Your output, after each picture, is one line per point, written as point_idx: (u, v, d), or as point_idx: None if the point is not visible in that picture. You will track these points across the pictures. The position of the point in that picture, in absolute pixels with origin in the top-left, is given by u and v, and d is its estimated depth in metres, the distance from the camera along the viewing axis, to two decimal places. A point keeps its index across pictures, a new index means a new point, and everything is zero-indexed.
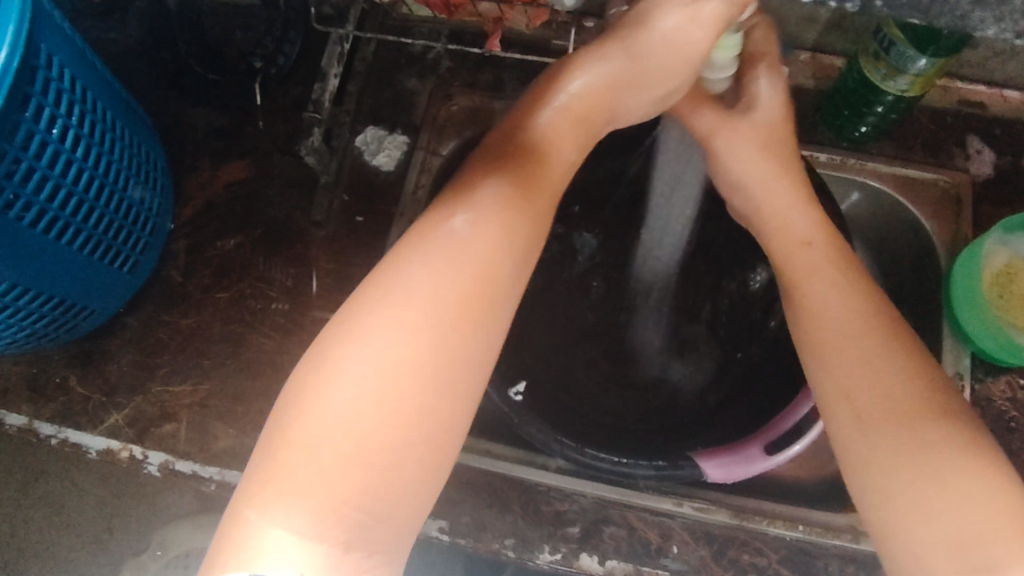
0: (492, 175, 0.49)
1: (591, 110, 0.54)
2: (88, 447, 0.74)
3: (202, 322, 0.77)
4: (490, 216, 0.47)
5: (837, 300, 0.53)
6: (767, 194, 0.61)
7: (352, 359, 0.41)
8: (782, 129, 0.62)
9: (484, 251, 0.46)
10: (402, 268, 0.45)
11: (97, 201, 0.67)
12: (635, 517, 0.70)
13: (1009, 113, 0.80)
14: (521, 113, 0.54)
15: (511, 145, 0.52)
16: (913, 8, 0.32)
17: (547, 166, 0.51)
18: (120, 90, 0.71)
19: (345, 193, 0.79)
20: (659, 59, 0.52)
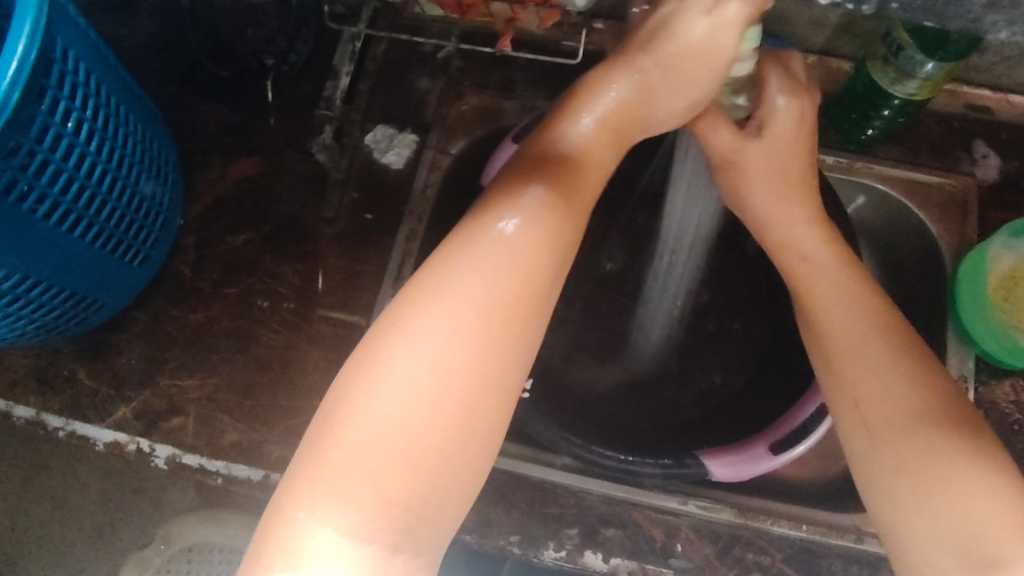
0: (537, 178, 0.48)
1: (626, 123, 0.54)
2: (96, 440, 0.74)
3: (211, 316, 0.78)
4: (538, 219, 0.46)
5: (850, 310, 0.55)
6: (779, 215, 0.61)
7: (404, 360, 0.41)
8: (795, 152, 0.60)
9: (533, 252, 0.45)
10: (450, 269, 0.44)
11: (109, 195, 0.67)
12: (641, 515, 0.70)
13: (1015, 118, 0.81)
14: (556, 121, 0.53)
15: (545, 156, 0.50)
16: (925, 11, 0.35)
17: (585, 175, 0.51)
18: (133, 85, 0.71)
19: (355, 190, 0.80)
20: (685, 69, 0.51)
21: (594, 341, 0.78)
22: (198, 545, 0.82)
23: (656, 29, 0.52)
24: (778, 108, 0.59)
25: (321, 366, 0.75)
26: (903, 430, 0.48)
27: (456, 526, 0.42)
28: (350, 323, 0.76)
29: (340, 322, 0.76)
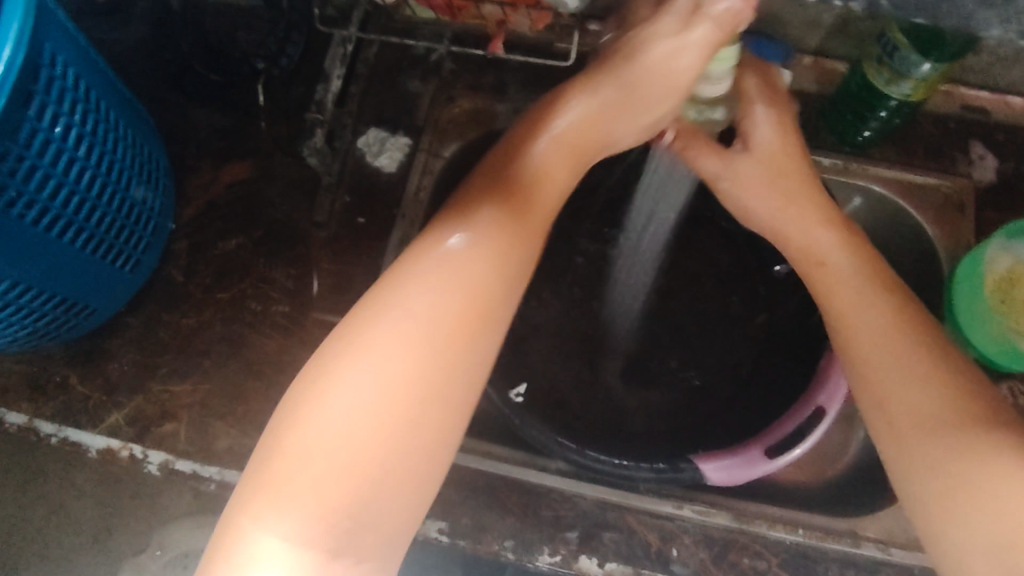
0: (490, 199, 0.50)
1: (584, 142, 0.55)
2: (88, 446, 0.75)
3: (203, 321, 0.77)
4: (487, 238, 0.48)
5: (867, 311, 0.55)
6: (789, 220, 0.61)
7: (352, 373, 0.42)
8: (788, 159, 0.61)
9: (482, 269, 0.47)
10: (400, 285, 0.45)
11: (99, 200, 0.67)
12: (635, 520, 0.70)
13: (1012, 120, 0.80)
14: (516, 141, 0.54)
15: (502, 176, 0.52)
16: (915, 7, 0.34)
17: (539, 193, 0.52)
18: (123, 90, 0.71)
19: (347, 194, 0.79)
20: (646, 88, 0.54)
21: (588, 345, 0.77)
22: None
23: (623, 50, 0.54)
24: (752, 122, 0.62)
25: None
26: (927, 431, 0.49)
27: (405, 536, 0.43)
28: (344, 327, 0.76)
29: (333, 326, 0.76)
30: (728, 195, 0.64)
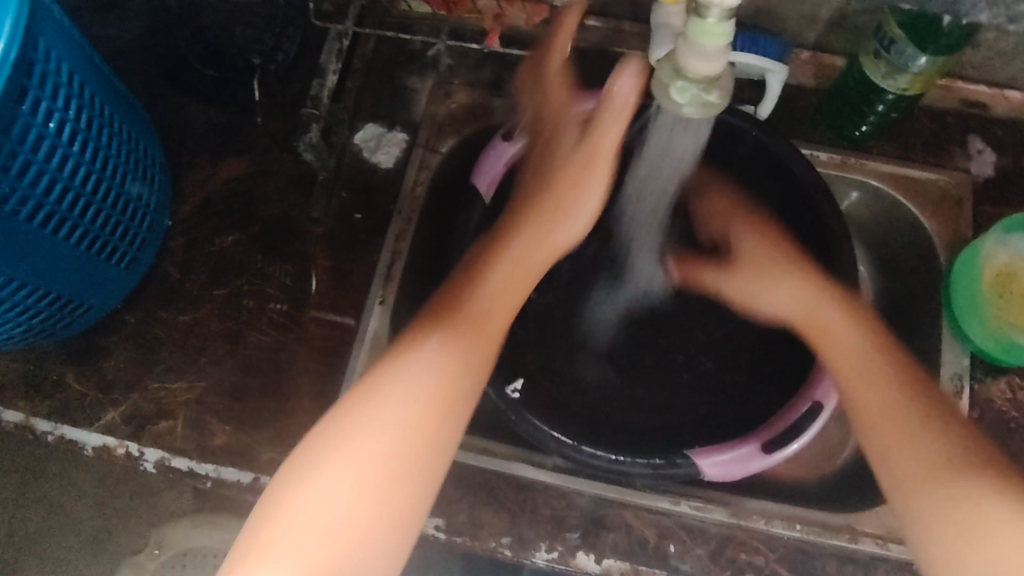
0: (456, 308, 0.56)
1: (529, 259, 0.62)
2: (84, 444, 0.74)
3: (200, 318, 0.77)
4: (456, 342, 0.53)
5: (876, 373, 0.57)
6: (793, 297, 0.66)
7: (339, 464, 0.46)
8: (790, 249, 0.69)
9: (447, 362, 0.52)
10: (380, 379, 0.50)
11: (94, 197, 0.66)
12: (633, 516, 0.70)
13: (1011, 114, 0.80)
14: (478, 262, 0.60)
15: (462, 288, 0.58)
16: None
17: (497, 302, 0.58)
18: (118, 86, 0.70)
19: (344, 190, 0.79)
20: (567, 182, 0.64)
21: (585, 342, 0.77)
22: (195, 548, 0.82)
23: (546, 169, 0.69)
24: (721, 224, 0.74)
25: (310, 368, 0.75)
26: (926, 481, 0.50)
27: None
28: (341, 324, 0.76)
29: (331, 322, 0.76)
30: (764, 299, 0.70)
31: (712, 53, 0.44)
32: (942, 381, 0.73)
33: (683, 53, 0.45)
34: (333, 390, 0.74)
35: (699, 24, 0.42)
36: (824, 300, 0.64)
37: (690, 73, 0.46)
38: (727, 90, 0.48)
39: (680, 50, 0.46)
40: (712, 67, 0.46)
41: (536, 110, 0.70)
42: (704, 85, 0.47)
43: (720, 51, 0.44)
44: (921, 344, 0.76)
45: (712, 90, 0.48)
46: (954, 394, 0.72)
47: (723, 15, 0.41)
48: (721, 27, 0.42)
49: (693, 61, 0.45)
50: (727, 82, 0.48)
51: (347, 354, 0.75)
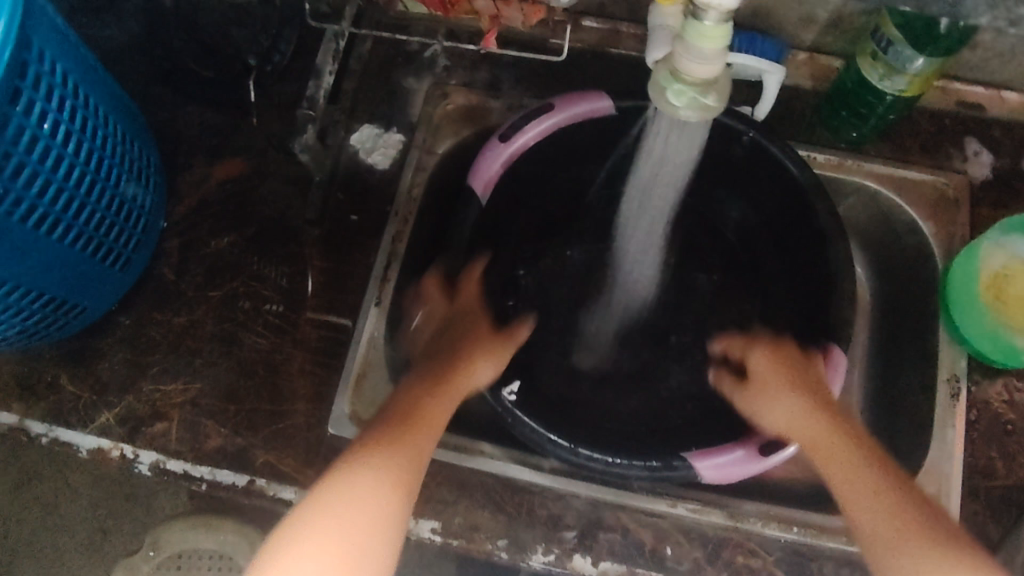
0: (400, 416, 0.57)
1: (446, 391, 0.62)
2: (79, 446, 0.74)
3: (195, 320, 0.77)
4: (402, 445, 0.54)
5: (866, 471, 0.55)
6: (806, 422, 0.61)
7: (309, 538, 0.46)
8: (815, 379, 0.65)
9: (396, 470, 0.52)
10: (336, 478, 0.50)
11: (88, 198, 0.66)
12: (629, 518, 0.70)
13: (1008, 116, 0.80)
14: (410, 390, 0.61)
15: (401, 408, 0.59)
16: None
17: (427, 417, 0.58)
18: (114, 86, 0.70)
19: (340, 192, 0.79)
20: (464, 334, 0.69)
21: (582, 344, 0.77)
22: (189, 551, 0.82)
23: (457, 317, 0.70)
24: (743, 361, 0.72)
25: (306, 370, 0.74)
26: (924, 553, 0.48)
27: None
28: (338, 325, 0.75)
29: (327, 322, 0.76)
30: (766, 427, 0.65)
31: (710, 54, 0.44)
32: (940, 381, 0.72)
33: (681, 54, 0.45)
34: (329, 392, 0.74)
35: (697, 25, 0.43)
36: (815, 410, 0.62)
37: (688, 74, 0.46)
38: (724, 92, 0.48)
39: (677, 52, 0.46)
40: (707, 67, 0.46)
41: (533, 111, 0.70)
42: (701, 87, 0.47)
43: (718, 53, 0.44)
44: (918, 346, 0.76)
45: (709, 92, 0.48)
46: (952, 396, 0.72)
47: (720, 18, 0.42)
48: (719, 28, 0.42)
49: (691, 62, 0.45)
50: (724, 86, 0.48)
51: (344, 356, 0.75)
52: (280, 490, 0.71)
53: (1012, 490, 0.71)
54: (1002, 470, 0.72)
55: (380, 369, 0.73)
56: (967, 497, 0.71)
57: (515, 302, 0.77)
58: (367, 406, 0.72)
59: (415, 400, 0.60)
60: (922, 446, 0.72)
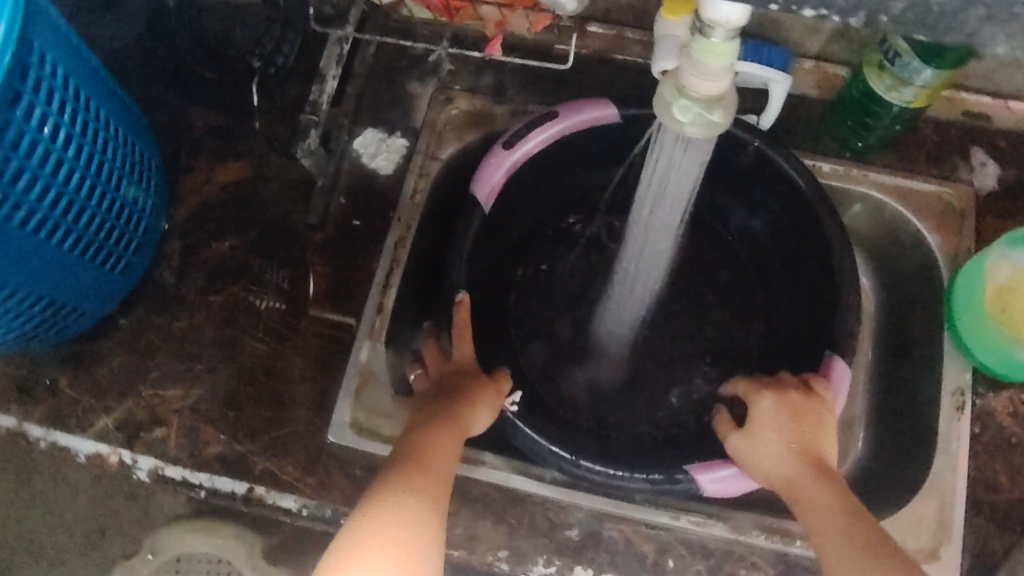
0: (409, 455, 0.53)
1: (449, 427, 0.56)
2: (77, 451, 0.73)
3: (195, 325, 0.76)
4: (427, 485, 0.50)
5: (851, 524, 0.52)
6: (785, 462, 0.58)
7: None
8: (809, 413, 0.61)
9: (426, 511, 0.48)
10: (370, 523, 0.46)
11: (88, 202, 0.66)
12: (631, 530, 0.69)
13: (1015, 125, 0.79)
14: (411, 431, 0.56)
15: (407, 450, 0.54)
16: (920, 24, 0.34)
17: (436, 455, 0.53)
18: (115, 88, 0.70)
19: (342, 196, 0.78)
20: (459, 380, 0.63)
21: (584, 352, 0.77)
22: (189, 555, 0.80)
23: (456, 371, 0.64)
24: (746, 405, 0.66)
25: (307, 377, 0.74)
26: None
27: None
28: (341, 330, 0.75)
29: (328, 329, 0.75)
30: (752, 465, 0.61)
31: (716, 71, 0.44)
32: (944, 395, 0.72)
33: (687, 71, 0.45)
34: (330, 399, 0.73)
35: (705, 41, 0.42)
36: (808, 457, 0.58)
37: (694, 91, 0.46)
38: (731, 109, 0.48)
39: (684, 69, 0.45)
40: (715, 85, 0.45)
41: (537, 119, 0.70)
42: (707, 104, 0.47)
43: (725, 70, 0.44)
44: (922, 357, 0.76)
45: (716, 109, 0.47)
46: (957, 409, 0.71)
47: (727, 35, 0.42)
48: (726, 46, 0.42)
49: (697, 80, 0.45)
50: (730, 103, 0.48)
51: (344, 363, 0.74)
52: (279, 498, 0.71)
53: (1017, 505, 0.70)
54: (1006, 483, 0.71)
55: (379, 381, 0.73)
56: (970, 512, 0.70)
57: (517, 311, 0.77)
58: (368, 414, 0.72)
59: (416, 439, 0.55)
60: (926, 459, 0.71)
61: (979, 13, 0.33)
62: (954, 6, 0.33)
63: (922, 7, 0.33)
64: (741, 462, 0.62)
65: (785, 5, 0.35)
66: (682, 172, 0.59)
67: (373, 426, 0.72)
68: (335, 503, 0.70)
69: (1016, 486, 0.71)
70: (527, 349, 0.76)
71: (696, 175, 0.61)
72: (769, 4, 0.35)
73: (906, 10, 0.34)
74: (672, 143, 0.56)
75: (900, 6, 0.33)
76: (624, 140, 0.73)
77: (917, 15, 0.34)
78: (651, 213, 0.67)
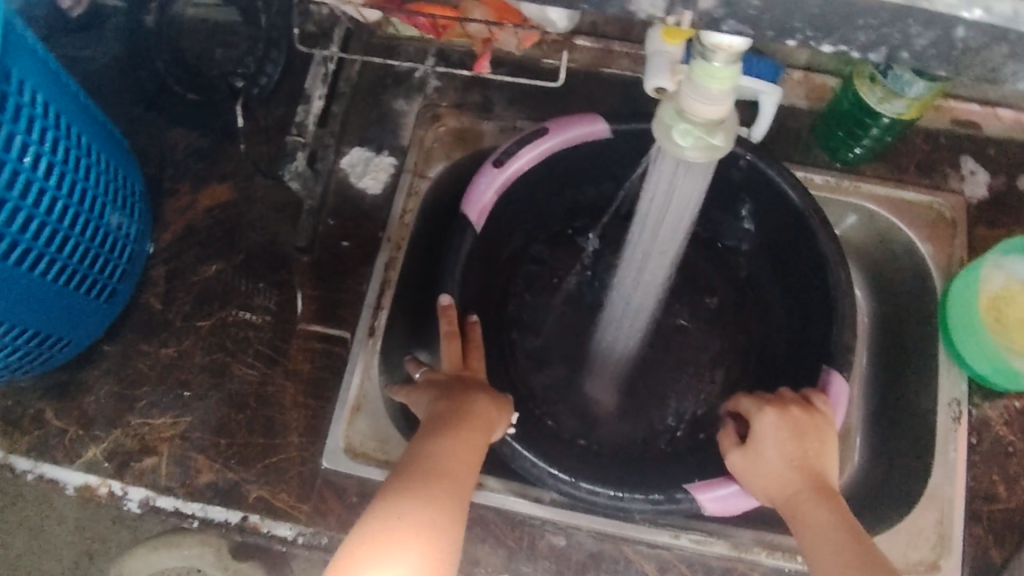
0: (437, 425, 0.55)
1: (469, 412, 0.57)
2: (66, 483, 0.71)
3: (183, 351, 0.75)
4: (454, 422, 0.55)
5: (844, 540, 0.52)
6: (787, 475, 0.58)
7: (412, 466, 0.50)
8: (811, 426, 0.61)
9: (460, 431, 0.54)
10: (420, 441, 0.53)
11: (72, 231, 0.64)
12: (632, 550, 0.69)
13: (1003, 133, 0.80)
14: (436, 412, 0.57)
15: (435, 420, 0.56)
16: (941, 59, 0.34)
17: (465, 416, 0.56)
18: (97, 113, 0.68)
19: (331, 217, 0.77)
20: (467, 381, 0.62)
21: (578, 369, 0.76)
22: None
23: (456, 378, 0.62)
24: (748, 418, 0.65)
25: (300, 403, 0.73)
26: None
27: None
28: (334, 354, 0.74)
29: (321, 354, 0.74)
30: (752, 474, 0.61)
31: (717, 94, 0.44)
32: (940, 406, 0.72)
33: (687, 95, 0.45)
34: (323, 424, 0.72)
35: (705, 65, 0.42)
36: (808, 472, 0.58)
37: (695, 115, 0.45)
38: (731, 132, 0.47)
39: (682, 92, 0.45)
40: (715, 111, 0.45)
41: (527, 135, 0.69)
42: (707, 128, 0.46)
43: (726, 95, 0.44)
44: (917, 367, 0.75)
45: (716, 132, 0.47)
46: (953, 419, 0.71)
47: (729, 59, 0.41)
48: (727, 71, 0.42)
49: (696, 103, 0.44)
50: (731, 126, 0.48)
51: (335, 388, 0.73)
52: (275, 527, 0.70)
53: (1017, 515, 0.70)
54: (1004, 493, 0.71)
55: (376, 404, 0.73)
56: (970, 522, 0.70)
57: (509, 330, 0.77)
58: (362, 438, 0.71)
59: (443, 419, 0.56)
60: (924, 470, 0.71)
61: (1004, 51, 0.33)
62: (978, 43, 0.33)
63: (945, 43, 0.33)
64: (741, 475, 0.62)
65: (805, 39, 0.34)
66: (681, 193, 0.59)
67: (369, 451, 0.71)
68: (331, 530, 0.69)
69: (1014, 495, 0.71)
70: (520, 367, 0.76)
71: (696, 200, 0.61)
72: (787, 39, 0.35)
73: (928, 46, 0.33)
74: (672, 169, 0.56)
75: (922, 41, 0.33)
76: (615, 157, 0.72)
77: (939, 50, 0.34)
78: (648, 238, 0.65)
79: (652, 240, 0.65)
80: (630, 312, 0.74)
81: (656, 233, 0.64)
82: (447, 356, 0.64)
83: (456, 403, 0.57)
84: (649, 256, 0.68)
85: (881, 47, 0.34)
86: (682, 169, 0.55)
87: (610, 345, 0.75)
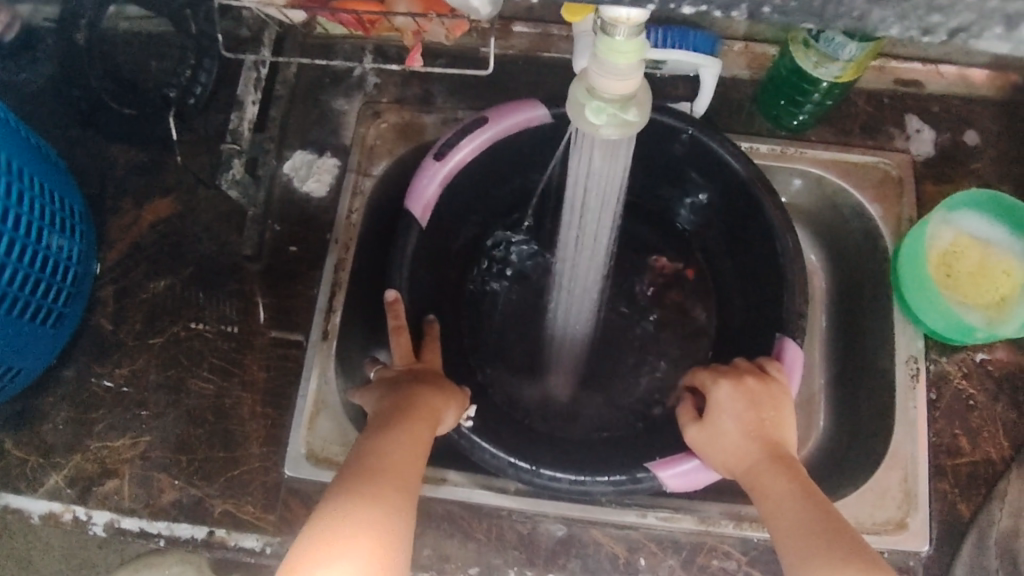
0: (384, 421, 0.54)
1: (416, 406, 0.56)
2: (31, 512, 0.70)
3: (138, 370, 0.74)
4: (402, 417, 0.54)
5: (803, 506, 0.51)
6: (746, 445, 0.58)
7: (359, 461, 0.50)
8: (767, 396, 0.61)
9: (408, 425, 0.54)
10: (369, 435, 0.53)
11: (8, 257, 0.63)
12: (601, 533, 0.69)
13: (945, 89, 0.80)
14: (384, 408, 0.56)
15: (383, 416, 0.55)
16: (807, 13, 0.33)
17: (413, 410, 0.56)
18: (26, 136, 0.67)
19: (276, 223, 0.76)
20: (414, 376, 0.61)
21: (537, 357, 0.76)
22: None
23: (408, 373, 0.61)
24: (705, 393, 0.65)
25: (257, 413, 0.72)
26: None
27: None
28: (289, 360, 0.73)
29: (276, 363, 0.73)
30: (712, 448, 0.60)
31: (625, 69, 0.43)
32: (898, 363, 0.72)
33: (594, 72, 0.44)
34: (283, 432, 0.72)
35: (609, 40, 0.41)
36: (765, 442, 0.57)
37: (605, 92, 0.45)
38: (644, 105, 0.47)
39: (590, 70, 0.44)
40: (625, 87, 0.45)
41: (463, 125, 0.68)
42: (620, 104, 0.46)
43: (634, 68, 0.43)
44: (873, 328, 0.76)
45: (629, 107, 0.47)
46: (912, 377, 0.71)
47: (631, 32, 0.41)
48: (631, 43, 0.42)
49: (606, 80, 0.44)
50: (643, 100, 0.47)
51: (291, 395, 0.72)
52: (241, 539, 0.69)
53: (981, 467, 0.71)
54: (967, 446, 0.71)
55: (334, 408, 0.72)
56: (934, 478, 0.70)
57: (465, 323, 0.77)
58: (323, 443, 0.71)
59: (391, 413, 0.55)
60: (886, 430, 0.71)
61: None
62: None
63: None
64: (701, 448, 0.61)
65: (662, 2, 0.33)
66: (605, 169, 0.58)
67: (331, 455, 0.71)
68: None
69: (976, 448, 0.71)
70: (480, 360, 0.76)
71: (623, 170, 0.60)
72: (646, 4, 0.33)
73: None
74: (590, 145, 0.55)
75: None
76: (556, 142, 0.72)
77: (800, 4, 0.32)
78: (585, 217, 0.65)
79: (582, 223, 0.65)
80: (578, 294, 0.72)
81: (587, 213, 0.64)
82: (398, 351, 0.63)
83: (401, 398, 0.57)
84: (586, 236, 0.67)
85: (741, 5, 0.32)
86: (600, 146, 0.55)
87: (563, 330, 0.75)
